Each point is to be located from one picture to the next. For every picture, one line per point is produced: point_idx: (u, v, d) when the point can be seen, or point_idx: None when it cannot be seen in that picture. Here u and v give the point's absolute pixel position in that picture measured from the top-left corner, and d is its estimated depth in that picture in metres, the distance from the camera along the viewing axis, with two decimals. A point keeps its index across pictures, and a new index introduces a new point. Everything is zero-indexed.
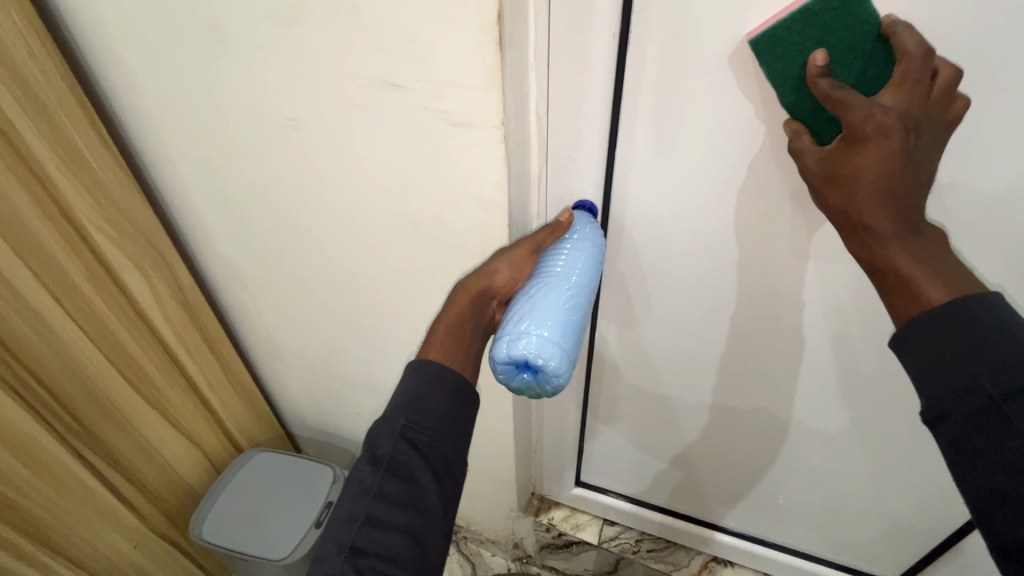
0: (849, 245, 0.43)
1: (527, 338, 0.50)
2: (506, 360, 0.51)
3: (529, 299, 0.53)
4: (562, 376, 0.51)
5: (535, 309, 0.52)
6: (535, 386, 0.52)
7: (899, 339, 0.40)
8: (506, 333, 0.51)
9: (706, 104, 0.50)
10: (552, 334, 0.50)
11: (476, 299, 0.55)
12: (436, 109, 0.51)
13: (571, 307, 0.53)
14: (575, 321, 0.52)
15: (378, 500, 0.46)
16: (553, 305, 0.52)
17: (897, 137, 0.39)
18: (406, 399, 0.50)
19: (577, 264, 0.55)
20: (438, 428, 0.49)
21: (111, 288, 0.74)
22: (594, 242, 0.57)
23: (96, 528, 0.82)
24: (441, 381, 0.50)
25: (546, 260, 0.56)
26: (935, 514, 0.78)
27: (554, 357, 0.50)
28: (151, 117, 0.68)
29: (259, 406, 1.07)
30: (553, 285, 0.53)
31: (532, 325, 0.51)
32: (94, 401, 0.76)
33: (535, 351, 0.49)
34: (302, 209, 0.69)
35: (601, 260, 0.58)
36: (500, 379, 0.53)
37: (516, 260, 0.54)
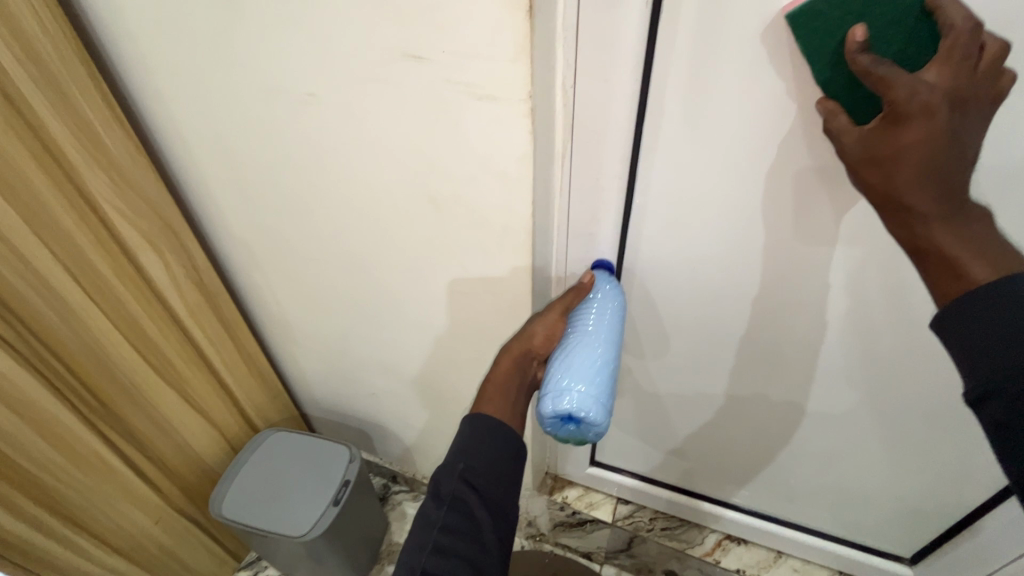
0: (889, 224, 0.42)
1: (567, 393, 0.54)
2: (551, 415, 0.56)
3: (563, 356, 0.58)
4: (603, 422, 0.56)
5: (570, 366, 0.57)
6: (578, 435, 0.57)
7: (942, 319, 0.40)
8: (547, 390, 0.56)
9: (738, 82, 0.49)
10: (589, 386, 0.55)
11: (519, 359, 0.59)
12: (459, 82, 0.49)
13: (603, 357, 0.57)
14: (608, 370, 0.57)
15: (440, 533, 0.47)
16: (586, 360, 0.57)
17: (942, 115, 0.38)
18: (466, 442, 0.52)
19: (602, 318, 0.61)
20: (497, 470, 0.51)
21: (127, 267, 0.74)
22: (616, 298, 0.64)
23: (118, 505, 0.83)
24: (497, 429, 0.53)
25: (575, 319, 0.62)
26: (952, 494, 0.78)
27: (594, 407, 0.54)
28: (162, 93, 0.66)
29: (274, 388, 1.07)
30: (584, 341, 0.59)
31: (569, 380, 0.55)
32: (114, 382, 0.77)
33: (576, 404, 0.54)
34: (319, 187, 0.68)
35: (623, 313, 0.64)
36: (546, 433, 0.58)
37: (549, 320, 0.61)
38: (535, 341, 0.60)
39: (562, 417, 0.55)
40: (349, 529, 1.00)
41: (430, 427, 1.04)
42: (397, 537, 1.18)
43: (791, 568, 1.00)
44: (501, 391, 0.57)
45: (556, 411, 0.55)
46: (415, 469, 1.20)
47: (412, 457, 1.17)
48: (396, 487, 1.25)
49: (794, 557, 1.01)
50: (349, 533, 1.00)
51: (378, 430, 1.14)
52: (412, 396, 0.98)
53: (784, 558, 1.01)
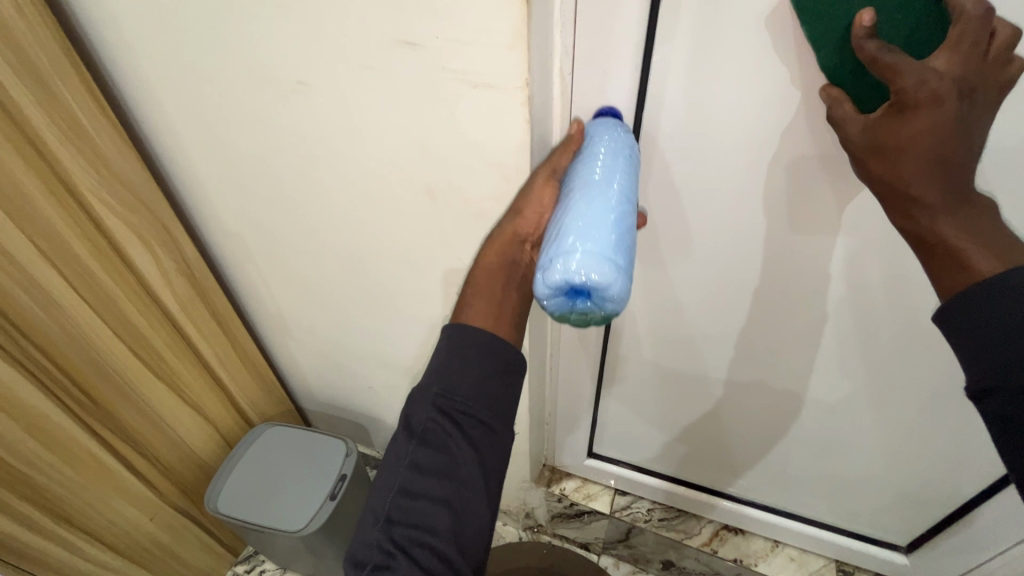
0: (892, 216, 0.42)
1: (566, 257, 0.42)
2: (550, 289, 0.43)
3: (562, 217, 0.45)
4: (622, 289, 0.42)
5: (570, 225, 0.44)
6: (591, 313, 0.43)
7: (944, 314, 0.39)
8: (544, 260, 0.44)
9: (741, 69, 0.48)
10: (594, 245, 0.41)
11: (508, 243, 0.53)
12: (454, 70, 0.48)
13: (609, 207, 0.44)
14: (619, 223, 0.44)
15: (412, 470, 0.46)
16: (583, 214, 0.44)
17: (951, 103, 0.37)
18: (439, 368, 0.49)
19: (600, 161, 0.48)
20: (471, 393, 0.48)
21: (116, 262, 0.72)
22: (621, 140, 0.50)
23: (111, 502, 0.82)
24: (473, 337, 0.49)
25: (573, 175, 0.49)
26: (948, 484, 0.78)
27: (605, 267, 0.41)
28: (148, 82, 0.64)
29: (270, 382, 1.06)
30: (583, 194, 0.46)
31: (568, 241, 0.42)
32: (105, 378, 0.75)
33: (579, 269, 0.41)
34: (311, 178, 0.67)
35: (637, 162, 0.50)
36: (553, 317, 0.45)
37: (539, 194, 0.52)
38: (524, 221, 0.52)
39: (565, 290, 0.42)
40: (347, 522, 1.00)
41: None
42: None
43: (788, 558, 1.01)
44: (484, 284, 0.53)
45: (554, 280, 0.42)
46: None
47: None
48: None
49: (791, 546, 1.01)
50: (347, 526, 1.00)
51: (375, 423, 1.13)
52: (408, 389, 0.98)
53: (782, 547, 1.02)
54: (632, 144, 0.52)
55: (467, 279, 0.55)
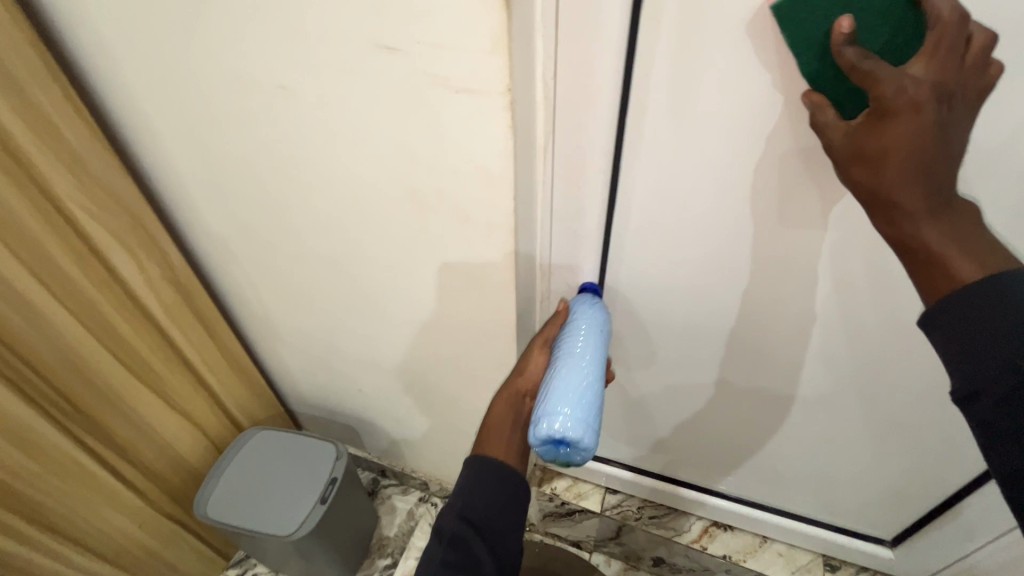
0: (876, 222, 0.41)
1: (552, 416, 0.53)
2: (538, 438, 0.53)
3: (549, 379, 0.57)
4: (592, 445, 0.54)
5: (555, 388, 0.55)
6: (567, 459, 0.55)
7: (929, 318, 0.39)
8: (534, 414, 0.54)
9: (724, 75, 0.47)
10: (575, 410, 0.53)
11: (511, 399, 0.61)
12: (435, 74, 0.48)
13: (587, 376, 0.56)
14: (595, 391, 0.55)
15: (440, 568, 0.49)
16: (567, 381, 0.55)
17: (929, 110, 0.37)
18: (467, 480, 0.55)
19: (582, 333, 0.60)
20: (494, 505, 0.54)
21: (99, 269, 0.71)
22: (597, 314, 0.63)
23: (100, 510, 0.81)
24: (494, 458, 0.57)
25: (558, 343, 0.61)
26: (932, 478, 0.79)
27: (581, 429, 0.52)
28: (127, 85, 0.63)
29: (258, 385, 1.06)
30: (567, 361, 0.57)
31: (555, 403, 0.54)
32: (89, 386, 0.75)
33: (562, 428, 0.52)
34: (295, 182, 0.66)
35: (609, 332, 0.63)
36: (536, 457, 0.56)
37: (533, 357, 0.63)
38: (524, 381, 0.62)
39: (549, 442, 0.53)
40: (339, 525, 1.00)
41: (419, 421, 1.03)
42: (388, 531, 1.18)
43: (777, 553, 1.02)
44: (494, 426, 0.60)
45: (542, 435, 0.53)
46: (404, 463, 1.20)
47: (401, 452, 1.16)
48: (385, 481, 1.25)
49: (779, 542, 1.02)
50: (338, 529, 1.00)
51: (366, 425, 1.13)
52: (399, 391, 0.97)
53: (770, 543, 1.03)
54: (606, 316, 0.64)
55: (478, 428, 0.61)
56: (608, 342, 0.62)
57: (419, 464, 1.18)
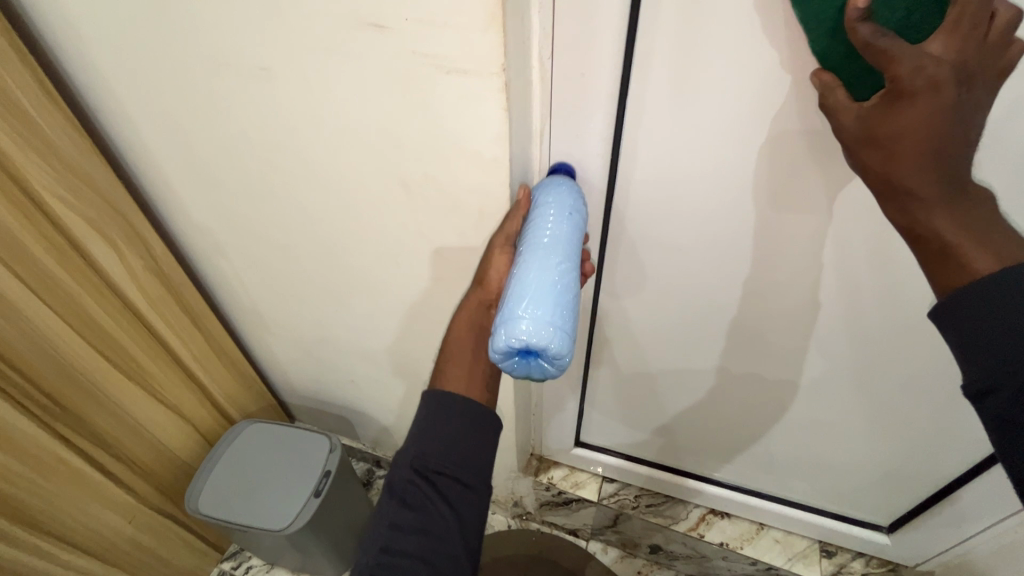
0: (887, 210, 0.40)
1: (515, 320, 0.45)
2: (503, 348, 0.46)
3: (513, 280, 0.48)
4: (567, 350, 0.46)
5: (519, 291, 0.47)
6: (537, 368, 0.48)
7: (940, 310, 0.38)
8: (496, 322, 0.47)
9: (729, 53, 0.45)
10: (542, 312, 0.45)
11: (477, 310, 0.60)
12: (425, 54, 0.45)
13: (554, 269, 0.48)
14: (565, 288, 0.47)
15: (391, 530, 0.48)
16: (532, 281, 0.47)
17: (949, 91, 0.35)
18: (419, 428, 0.53)
19: (548, 219, 0.51)
20: (446, 451, 0.51)
21: (78, 261, 0.69)
22: (568, 196, 0.53)
23: (88, 507, 0.80)
24: (448, 399, 0.54)
25: (522, 236, 0.52)
26: (930, 466, 0.79)
27: (550, 334, 0.45)
28: (100, 67, 0.60)
29: (248, 377, 1.04)
30: (531, 257, 0.49)
31: (517, 307, 0.46)
32: (72, 381, 0.72)
33: (527, 335, 0.45)
34: (280, 169, 0.63)
35: (583, 218, 0.53)
36: (505, 371, 0.49)
37: (495, 259, 0.57)
38: (486, 289, 0.58)
39: (515, 352, 0.46)
40: (334, 517, 0.99)
41: (413, 412, 1.02)
42: None
43: (773, 539, 1.02)
44: (458, 351, 0.59)
45: (504, 345, 0.46)
46: None
47: (395, 442, 1.15)
48: (380, 471, 1.24)
49: (775, 528, 1.03)
50: (333, 521, 0.99)
51: (359, 416, 1.12)
52: (392, 382, 0.96)
53: (767, 529, 1.03)
54: (577, 197, 0.54)
55: (443, 347, 0.61)
56: (581, 227, 0.53)
57: None
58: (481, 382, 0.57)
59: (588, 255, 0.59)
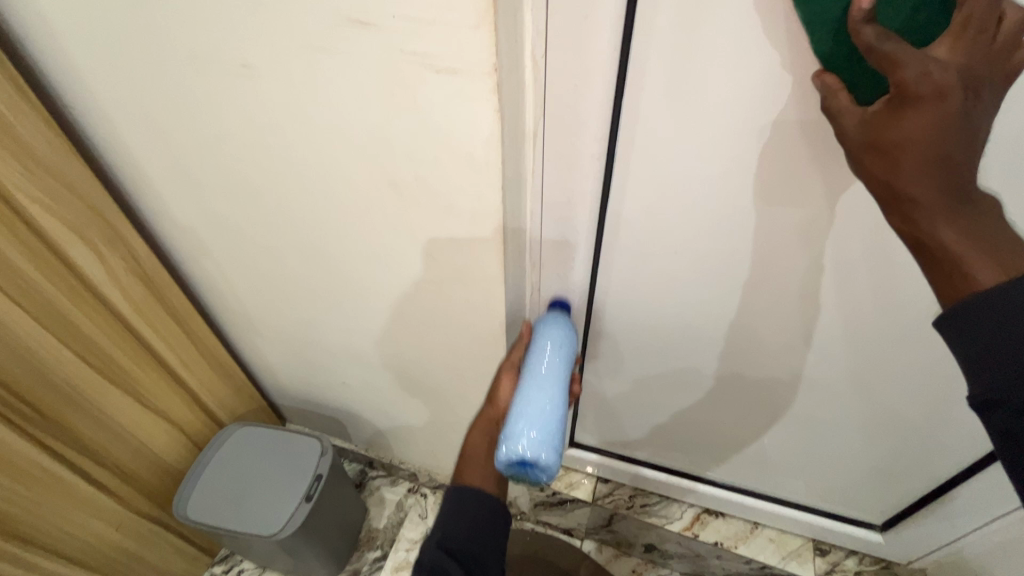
0: (889, 217, 0.39)
1: (516, 438, 0.55)
2: (504, 460, 0.56)
3: (515, 402, 0.59)
4: (556, 464, 0.55)
5: (519, 411, 0.57)
6: (529, 478, 0.57)
7: (947, 319, 0.37)
8: (500, 437, 0.57)
9: (728, 54, 0.44)
10: (536, 431, 0.55)
11: (487, 426, 0.68)
12: (413, 53, 0.43)
13: (550, 397, 0.58)
14: (558, 413, 0.58)
15: None
16: (533, 404, 0.57)
17: (954, 97, 0.33)
18: (447, 512, 0.60)
19: (546, 352, 0.62)
20: (471, 533, 0.58)
21: (57, 266, 0.66)
22: (562, 333, 0.65)
23: (72, 515, 0.78)
24: (472, 490, 0.61)
25: (524, 363, 0.63)
26: (924, 466, 0.79)
27: (542, 450, 0.54)
28: (73, 63, 0.57)
29: (237, 379, 1.02)
30: (532, 383, 0.59)
31: (519, 426, 0.56)
32: (53, 389, 0.71)
33: (524, 450, 0.54)
34: (265, 170, 0.61)
35: (574, 351, 0.65)
36: (506, 477, 0.58)
37: (502, 383, 0.67)
38: (495, 408, 0.68)
39: (514, 464, 0.56)
40: (326, 521, 0.99)
41: (406, 413, 1.01)
42: (377, 523, 1.17)
43: (767, 538, 1.02)
44: (473, 456, 0.66)
45: (507, 457, 0.55)
46: (391, 455, 1.18)
47: (388, 444, 1.14)
48: (373, 472, 1.23)
49: (769, 528, 1.03)
50: (326, 524, 0.99)
51: (351, 418, 1.10)
52: (384, 384, 0.94)
53: (761, 528, 1.03)
54: (570, 332, 0.66)
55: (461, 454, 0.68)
56: (572, 359, 0.64)
57: (407, 455, 1.16)
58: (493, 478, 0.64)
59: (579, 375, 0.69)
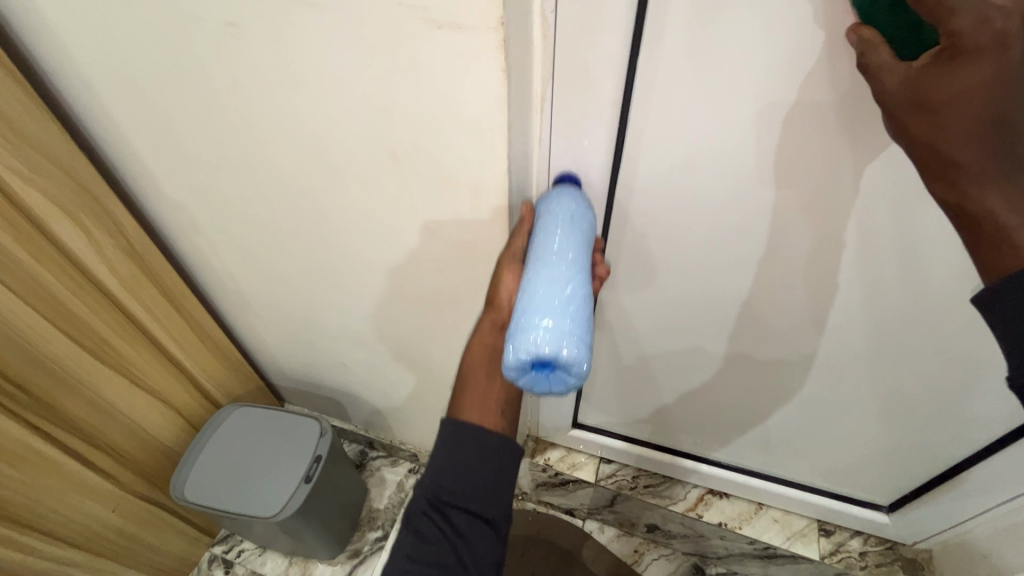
0: (929, 184, 0.36)
1: (529, 332, 0.44)
2: (519, 362, 0.45)
3: (523, 294, 0.47)
4: (584, 358, 0.44)
5: (529, 302, 0.46)
6: (554, 383, 0.46)
7: (990, 299, 0.35)
8: (508, 337, 0.46)
9: (755, 9, 0.40)
10: (554, 319, 0.44)
11: (491, 332, 0.60)
12: (415, 8, 0.40)
13: (567, 281, 0.46)
14: (580, 299, 0.46)
15: (406, 560, 0.51)
16: (545, 291, 0.46)
17: (1016, 49, 0.31)
18: (439, 456, 0.55)
19: (555, 232, 0.49)
20: (463, 484, 0.54)
21: (42, 242, 0.63)
22: (573, 207, 0.52)
23: (67, 497, 0.77)
24: (466, 433, 0.55)
25: (529, 251, 0.51)
26: (936, 447, 0.78)
27: (564, 342, 0.43)
28: (48, 24, 0.53)
29: (235, 360, 1.00)
30: (540, 268, 0.48)
31: (531, 319, 0.44)
32: (42, 370, 0.68)
33: (540, 345, 0.43)
34: (257, 140, 0.58)
35: (591, 230, 0.52)
36: (524, 388, 0.47)
37: (504, 280, 0.57)
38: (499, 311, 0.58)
39: (530, 364, 0.45)
40: (327, 502, 0.98)
41: (407, 394, 0.99)
42: (378, 503, 1.16)
43: (772, 519, 1.02)
44: (473, 377, 0.61)
45: (521, 359, 0.44)
46: (392, 436, 1.16)
47: (389, 424, 1.12)
48: (373, 453, 1.22)
49: (774, 508, 1.03)
50: (327, 505, 0.98)
51: (351, 399, 1.09)
52: (385, 365, 0.93)
53: (765, 509, 1.03)
54: (583, 207, 0.53)
55: (460, 372, 0.62)
56: (589, 236, 0.51)
57: (408, 436, 1.14)
58: (495, 405, 0.59)
59: (599, 260, 0.58)
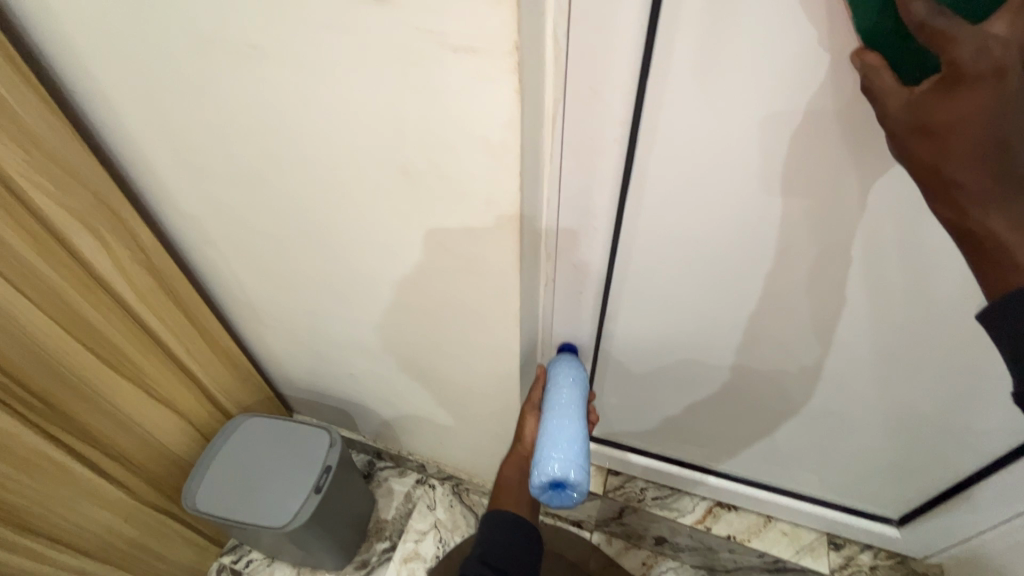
0: (931, 204, 0.37)
1: (548, 462, 0.62)
2: (542, 481, 0.62)
3: (542, 432, 0.66)
4: (585, 480, 0.62)
5: (547, 438, 0.64)
6: (565, 498, 0.64)
7: (995, 313, 0.35)
8: (533, 465, 0.63)
9: (762, 33, 0.42)
10: (564, 452, 0.62)
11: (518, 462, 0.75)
12: (433, 33, 0.41)
13: (573, 423, 0.65)
14: (581, 437, 0.64)
15: None
16: (558, 431, 0.64)
17: (1013, 77, 0.31)
18: (487, 532, 0.67)
19: (563, 388, 0.69)
20: (507, 550, 0.64)
21: (63, 255, 0.65)
22: (574, 371, 0.71)
23: (81, 506, 0.78)
24: (512, 515, 0.68)
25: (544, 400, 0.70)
26: (946, 460, 0.78)
27: (571, 468, 0.61)
28: (74, 45, 0.55)
29: (244, 371, 1.01)
30: (554, 414, 0.66)
31: (548, 452, 0.63)
32: (60, 381, 0.70)
33: (555, 470, 0.61)
34: (274, 157, 0.59)
35: (587, 388, 0.72)
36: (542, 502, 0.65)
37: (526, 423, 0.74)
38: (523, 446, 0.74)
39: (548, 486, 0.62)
40: (335, 512, 0.98)
41: (415, 405, 1.00)
42: (385, 514, 1.17)
43: (781, 532, 1.01)
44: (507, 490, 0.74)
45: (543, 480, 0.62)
46: (399, 446, 1.17)
47: (396, 435, 1.13)
48: (381, 464, 1.23)
49: (783, 522, 1.02)
50: (335, 516, 0.98)
51: (359, 410, 1.09)
52: (394, 375, 0.93)
53: (774, 523, 1.02)
54: (581, 371, 0.73)
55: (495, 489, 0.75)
56: (586, 391, 0.71)
57: (415, 447, 1.15)
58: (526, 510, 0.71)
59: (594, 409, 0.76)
